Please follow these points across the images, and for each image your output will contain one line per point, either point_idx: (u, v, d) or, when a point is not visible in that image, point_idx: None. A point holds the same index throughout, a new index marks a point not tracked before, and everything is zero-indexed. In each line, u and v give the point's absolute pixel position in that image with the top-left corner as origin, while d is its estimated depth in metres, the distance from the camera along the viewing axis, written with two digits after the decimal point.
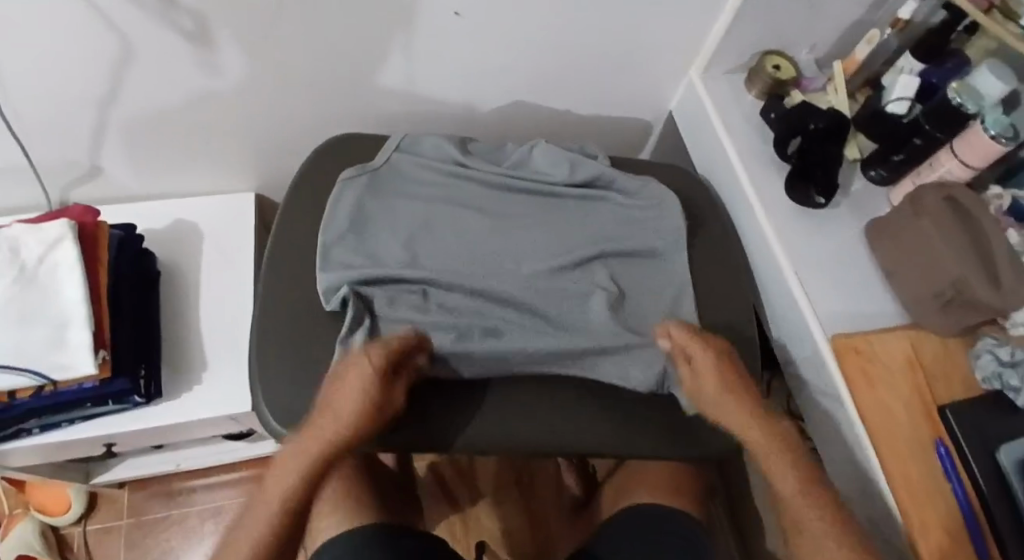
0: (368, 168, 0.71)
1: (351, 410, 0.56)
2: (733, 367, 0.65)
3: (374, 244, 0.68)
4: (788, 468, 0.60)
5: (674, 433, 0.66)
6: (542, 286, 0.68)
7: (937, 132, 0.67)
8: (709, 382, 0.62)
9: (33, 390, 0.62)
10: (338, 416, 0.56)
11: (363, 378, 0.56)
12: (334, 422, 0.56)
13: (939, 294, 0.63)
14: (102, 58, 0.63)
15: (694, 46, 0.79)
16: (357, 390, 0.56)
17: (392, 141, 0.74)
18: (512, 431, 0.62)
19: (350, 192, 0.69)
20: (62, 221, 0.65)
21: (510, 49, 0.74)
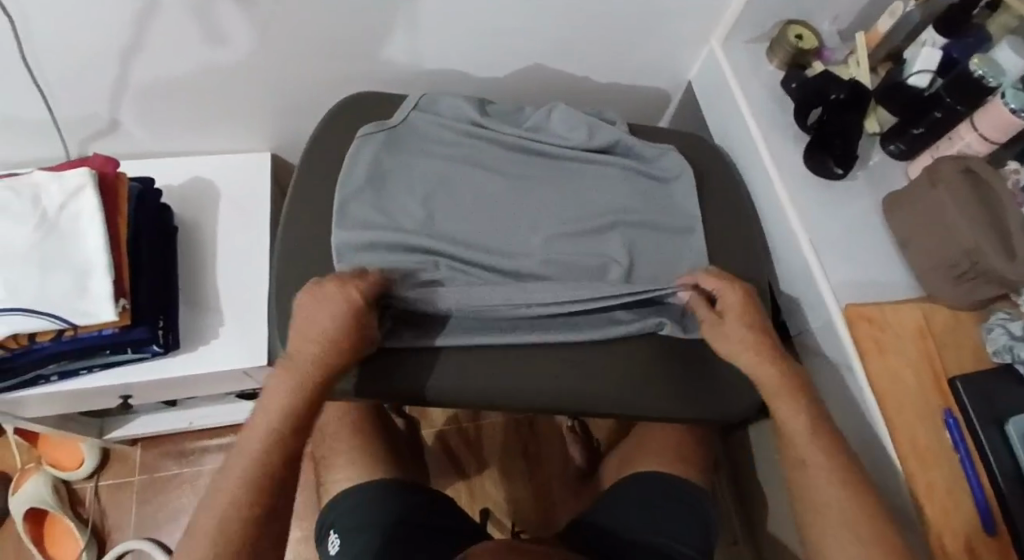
0: (388, 127, 0.71)
1: (326, 338, 0.56)
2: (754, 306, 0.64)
3: (392, 202, 0.68)
4: (798, 411, 0.61)
5: (697, 392, 0.65)
6: (556, 250, 0.68)
7: (959, 104, 0.67)
8: (732, 316, 0.63)
9: (54, 334, 0.63)
10: (311, 345, 0.56)
11: (337, 301, 0.56)
12: (310, 356, 0.56)
13: (954, 265, 0.63)
14: (125, 12, 0.62)
15: (716, 14, 0.79)
16: (328, 318, 0.56)
17: (410, 101, 0.74)
18: (536, 388, 0.63)
19: (367, 148, 0.70)
20: (84, 170, 0.65)
21: (531, 13, 0.74)
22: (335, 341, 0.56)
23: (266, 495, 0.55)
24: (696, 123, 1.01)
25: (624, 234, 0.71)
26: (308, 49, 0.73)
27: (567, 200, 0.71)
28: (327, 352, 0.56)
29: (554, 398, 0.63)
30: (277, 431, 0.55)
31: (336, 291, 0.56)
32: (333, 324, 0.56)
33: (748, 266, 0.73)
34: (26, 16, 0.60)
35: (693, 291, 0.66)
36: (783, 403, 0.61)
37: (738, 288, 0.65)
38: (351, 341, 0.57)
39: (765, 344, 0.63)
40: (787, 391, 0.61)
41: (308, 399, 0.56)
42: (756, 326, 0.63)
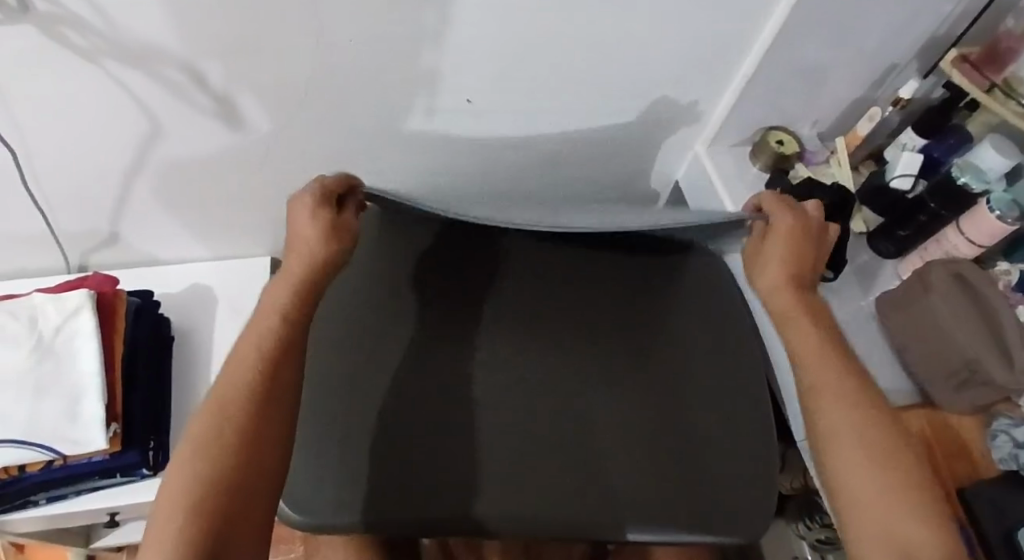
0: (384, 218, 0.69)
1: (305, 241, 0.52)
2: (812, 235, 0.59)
3: (367, 278, 0.64)
4: (815, 331, 0.56)
5: (755, 500, 0.58)
6: (558, 334, 0.65)
7: (943, 209, 0.69)
8: (775, 238, 0.59)
9: (42, 464, 0.62)
10: (292, 255, 0.52)
11: (303, 206, 0.52)
12: (286, 274, 0.52)
13: (953, 375, 0.63)
14: (127, 136, 0.65)
15: (701, 121, 0.82)
16: (303, 224, 0.52)
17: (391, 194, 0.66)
18: (577, 493, 0.55)
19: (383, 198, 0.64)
20: (83, 293, 0.66)
21: (521, 131, 0.77)
22: (313, 253, 0.52)
23: (246, 436, 0.44)
24: None
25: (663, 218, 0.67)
26: (306, 165, 0.76)
27: (570, 284, 0.69)
28: (317, 249, 0.52)
29: (562, 500, 0.55)
30: (265, 353, 0.48)
31: (302, 195, 0.53)
32: (307, 230, 0.52)
33: None
34: (25, 141, 0.62)
35: (760, 222, 0.62)
36: (799, 324, 0.56)
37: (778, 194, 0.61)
38: (333, 241, 0.53)
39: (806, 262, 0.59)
40: (801, 310, 0.57)
41: (291, 320, 0.50)
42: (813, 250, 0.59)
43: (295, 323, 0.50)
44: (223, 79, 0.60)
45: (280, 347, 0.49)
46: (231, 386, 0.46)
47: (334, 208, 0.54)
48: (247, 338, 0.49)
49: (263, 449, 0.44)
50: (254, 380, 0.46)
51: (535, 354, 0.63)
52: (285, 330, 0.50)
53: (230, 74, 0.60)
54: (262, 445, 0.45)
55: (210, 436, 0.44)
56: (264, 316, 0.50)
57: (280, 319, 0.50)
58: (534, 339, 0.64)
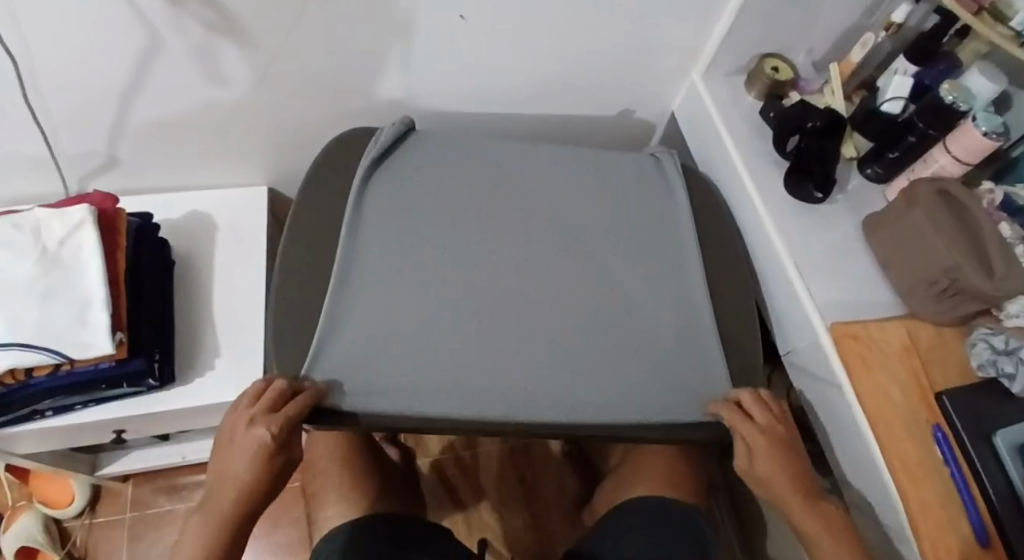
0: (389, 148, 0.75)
1: (241, 477, 0.57)
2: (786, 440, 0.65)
3: (370, 206, 0.71)
4: (813, 517, 0.61)
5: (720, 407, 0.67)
6: (534, 255, 0.72)
7: (930, 129, 0.70)
8: (761, 454, 0.63)
9: (50, 369, 0.63)
10: (229, 487, 0.57)
11: (245, 440, 0.57)
12: (221, 501, 0.57)
13: (933, 283, 0.65)
14: (126, 52, 0.65)
15: (696, 48, 0.83)
16: (241, 457, 0.57)
17: (378, 151, 0.74)
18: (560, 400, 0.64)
19: (378, 162, 0.74)
20: (84, 208, 0.66)
21: (515, 52, 0.77)
22: (242, 489, 0.57)
23: None
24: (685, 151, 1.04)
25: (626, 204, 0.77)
26: (301, 87, 0.76)
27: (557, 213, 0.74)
28: (248, 489, 0.57)
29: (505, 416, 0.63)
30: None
31: (247, 427, 0.57)
32: (244, 460, 0.57)
33: (737, 294, 0.75)
34: (27, 57, 0.62)
35: (723, 407, 0.65)
36: (808, 520, 0.61)
37: (761, 399, 0.66)
38: (261, 488, 0.58)
39: (788, 473, 0.63)
40: (798, 502, 0.62)
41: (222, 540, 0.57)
42: (791, 460, 0.64)
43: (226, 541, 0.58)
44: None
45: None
46: None
47: (276, 443, 0.58)
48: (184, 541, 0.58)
49: None
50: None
51: (503, 270, 0.70)
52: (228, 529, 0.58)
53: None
54: None
55: None
56: (210, 515, 0.57)
57: (220, 533, 0.57)
58: (506, 252, 0.71)
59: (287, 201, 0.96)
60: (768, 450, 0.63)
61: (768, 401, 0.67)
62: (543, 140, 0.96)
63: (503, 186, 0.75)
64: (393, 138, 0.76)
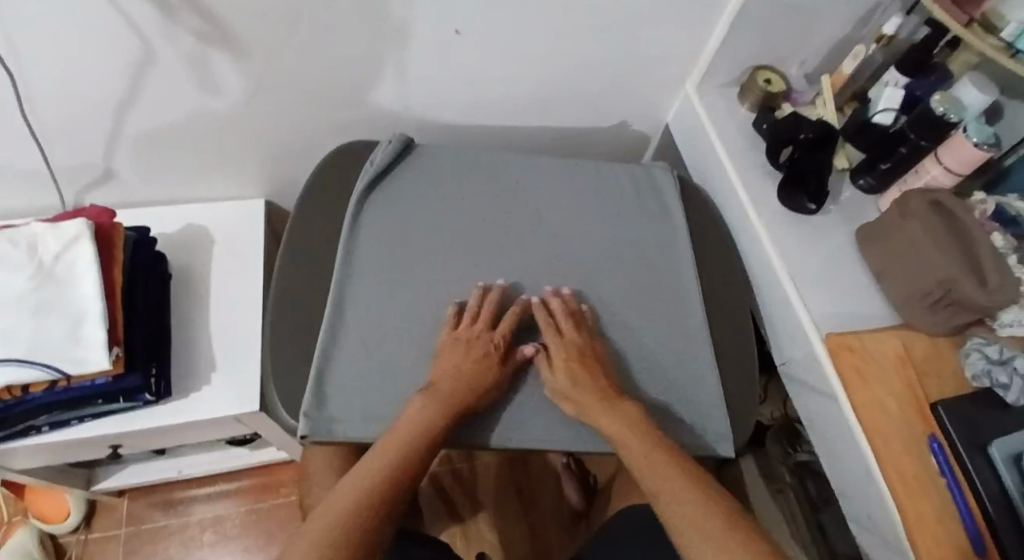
0: (388, 166, 0.75)
1: (471, 370, 0.61)
2: (593, 371, 0.63)
3: (366, 230, 0.71)
4: (656, 456, 0.56)
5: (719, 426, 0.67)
6: (529, 277, 0.72)
7: (922, 141, 0.70)
8: (578, 385, 0.62)
9: (45, 386, 0.63)
10: (464, 367, 0.61)
11: (471, 341, 0.63)
12: (435, 396, 0.59)
13: (928, 294, 0.65)
14: (123, 66, 0.65)
15: (689, 61, 0.84)
16: (457, 354, 0.62)
17: (372, 168, 0.74)
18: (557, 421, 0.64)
19: (372, 180, 0.73)
20: (82, 221, 0.66)
21: (510, 65, 0.78)
22: (467, 382, 0.60)
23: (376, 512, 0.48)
24: (680, 162, 1.04)
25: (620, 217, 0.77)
26: (297, 101, 0.76)
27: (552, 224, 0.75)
28: (471, 384, 0.61)
29: (499, 439, 0.63)
30: (408, 445, 0.54)
31: (484, 330, 0.64)
32: (462, 354, 0.62)
33: (732, 307, 0.76)
34: (24, 70, 0.62)
35: (533, 356, 0.65)
36: (630, 448, 0.57)
37: (553, 323, 0.66)
38: (479, 387, 0.61)
39: (586, 382, 0.62)
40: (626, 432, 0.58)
41: (431, 432, 0.56)
42: (584, 364, 0.63)
43: (425, 440, 0.55)
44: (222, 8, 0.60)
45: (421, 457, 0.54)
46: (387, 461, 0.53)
47: (487, 325, 0.65)
48: (388, 436, 0.56)
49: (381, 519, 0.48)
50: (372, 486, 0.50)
51: (499, 291, 0.70)
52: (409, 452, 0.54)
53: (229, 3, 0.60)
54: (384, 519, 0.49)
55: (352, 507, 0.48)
56: (436, 402, 0.58)
57: (425, 427, 0.56)
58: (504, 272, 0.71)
59: (283, 214, 0.96)
60: (590, 386, 0.62)
61: (567, 310, 0.68)
62: (538, 153, 0.97)
63: (498, 198, 0.76)
64: (390, 156, 0.75)
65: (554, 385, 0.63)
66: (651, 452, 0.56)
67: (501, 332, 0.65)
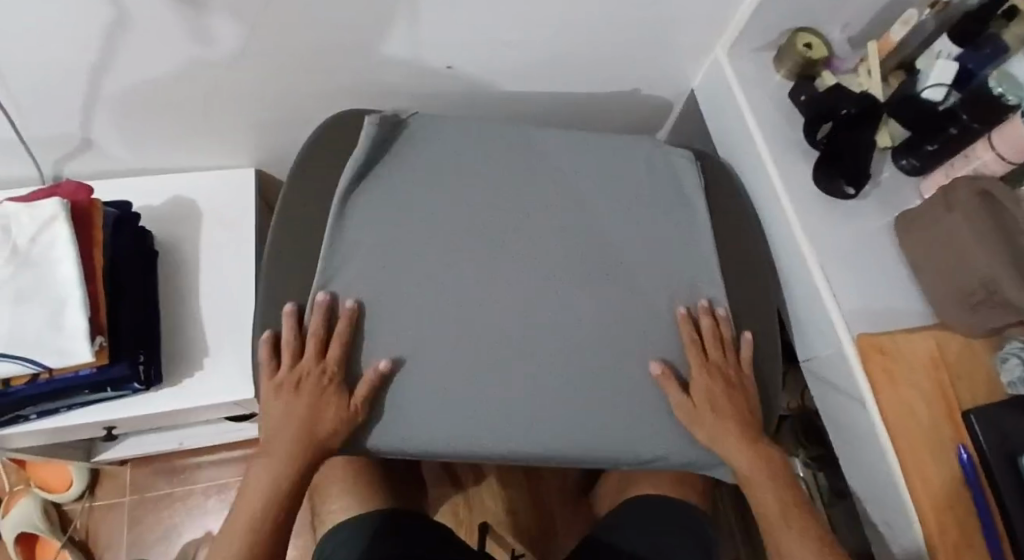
0: (380, 144, 0.67)
1: (300, 414, 0.58)
2: (738, 394, 0.65)
3: (353, 223, 0.64)
4: (774, 497, 0.62)
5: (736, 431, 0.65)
6: (542, 264, 0.66)
7: (974, 122, 0.64)
8: (727, 415, 0.63)
9: (28, 378, 0.60)
10: (325, 411, 0.58)
11: (303, 382, 0.59)
12: (275, 438, 0.58)
13: (969, 294, 0.61)
14: (92, 33, 0.58)
15: (721, 22, 0.75)
16: (310, 397, 0.58)
17: (356, 160, 0.65)
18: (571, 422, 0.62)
19: (355, 176, 0.65)
20: (55, 202, 0.61)
21: (524, 29, 0.70)
22: (288, 428, 0.58)
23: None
24: (702, 129, 0.98)
25: (642, 198, 0.71)
26: (288, 66, 0.69)
27: (567, 205, 0.69)
28: (329, 425, 0.58)
29: (507, 440, 0.60)
30: (277, 491, 0.57)
31: (315, 365, 0.59)
32: (302, 397, 0.59)
33: (755, 298, 0.72)
34: None
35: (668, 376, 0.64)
36: (762, 488, 0.62)
37: (717, 339, 0.66)
38: (329, 425, 0.58)
39: (727, 408, 0.63)
40: (761, 472, 0.62)
41: (292, 474, 0.58)
42: (723, 386, 0.64)
43: (294, 482, 0.58)
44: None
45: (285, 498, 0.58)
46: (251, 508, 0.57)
47: (318, 352, 0.60)
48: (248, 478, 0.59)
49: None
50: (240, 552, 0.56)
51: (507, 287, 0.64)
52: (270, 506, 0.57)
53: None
54: None
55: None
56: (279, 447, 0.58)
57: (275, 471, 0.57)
58: (510, 255, 0.66)
59: (278, 181, 0.90)
60: (737, 421, 0.63)
61: (705, 326, 0.67)
62: (551, 119, 0.90)
63: (510, 172, 0.69)
64: (378, 136, 0.67)
65: (683, 404, 0.63)
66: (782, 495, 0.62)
67: (332, 359, 0.59)
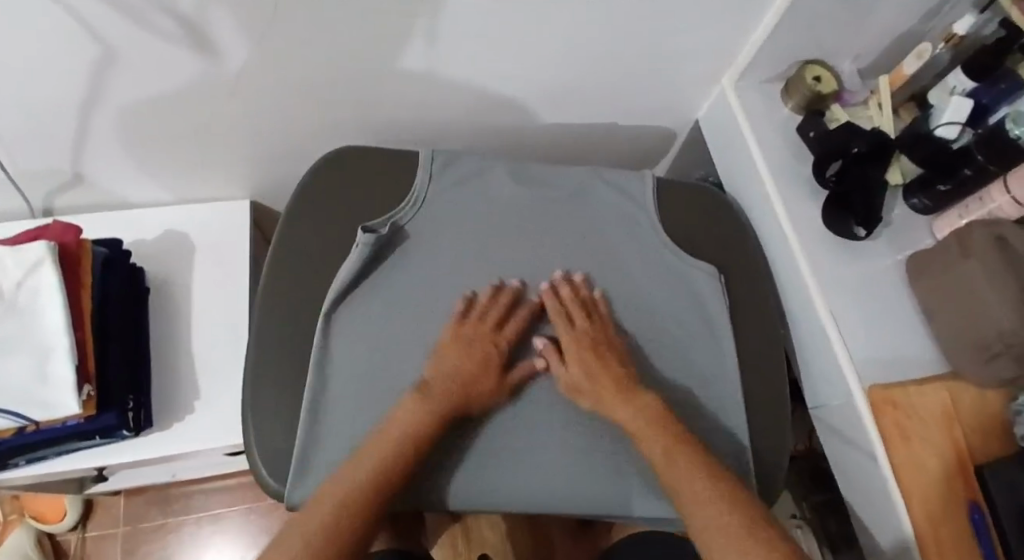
0: (377, 251, 0.63)
1: (467, 368, 0.58)
2: (607, 345, 0.61)
3: (340, 329, 0.61)
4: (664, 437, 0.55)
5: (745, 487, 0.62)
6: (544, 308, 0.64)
7: (990, 164, 0.61)
8: (574, 360, 0.59)
9: (15, 429, 0.58)
10: (461, 361, 0.58)
11: (474, 346, 0.59)
12: (425, 396, 0.56)
13: (985, 346, 0.59)
14: (75, 71, 0.56)
15: (728, 54, 0.74)
16: (466, 357, 0.59)
17: (341, 276, 0.62)
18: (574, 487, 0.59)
19: (343, 292, 0.62)
20: (43, 244, 0.59)
21: (525, 64, 0.68)
22: (453, 382, 0.57)
23: (361, 505, 0.50)
24: (706, 158, 0.95)
25: (646, 239, 0.69)
26: (283, 101, 0.67)
27: (569, 245, 0.67)
28: (471, 383, 0.58)
29: (506, 499, 0.58)
30: (399, 444, 0.53)
31: (484, 333, 0.60)
32: (466, 357, 0.59)
33: (761, 343, 0.70)
34: None
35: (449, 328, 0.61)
36: (641, 428, 0.56)
37: (582, 293, 0.64)
38: (484, 379, 0.58)
39: (597, 366, 0.59)
40: (642, 415, 0.57)
41: (427, 426, 0.54)
42: (601, 355, 0.60)
43: (422, 434, 0.54)
44: (193, 7, 0.50)
45: (415, 447, 0.54)
46: (359, 463, 0.52)
47: (491, 321, 0.61)
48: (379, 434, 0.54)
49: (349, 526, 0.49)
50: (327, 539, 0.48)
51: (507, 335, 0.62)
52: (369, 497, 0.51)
53: (204, 4, 0.50)
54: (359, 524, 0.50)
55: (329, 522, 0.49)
56: (424, 402, 0.55)
57: (430, 416, 0.55)
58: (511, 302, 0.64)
59: (273, 213, 0.88)
60: (580, 373, 0.59)
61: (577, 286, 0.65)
62: (552, 150, 0.88)
63: (510, 212, 0.67)
64: (369, 253, 0.62)
65: (552, 362, 0.61)
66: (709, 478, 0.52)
67: (508, 332, 0.61)
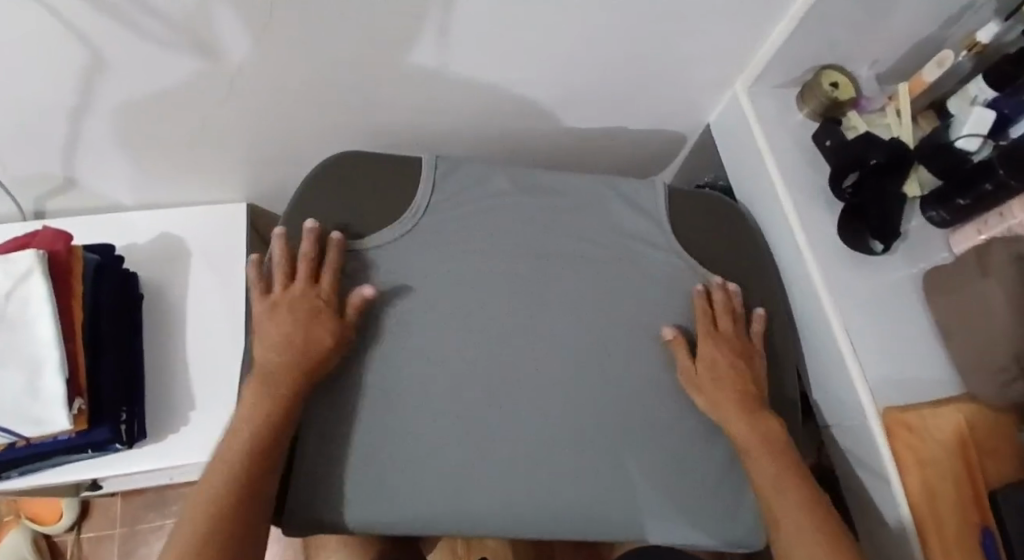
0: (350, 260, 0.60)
1: (297, 329, 0.54)
2: (744, 355, 0.63)
3: None
4: (784, 466, 0.56)
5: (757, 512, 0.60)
6: (551, 322, 0.62)
7: (1011, 179, 0.58)
8: (706, 368, 0.60)
9: (6, 443, 0.57)
10: (298, 322, 0.54)
11: (304, 303, 0.55)
12: (271, 362, 0.53)
13: (1002, 368, 0.57)
14: (61, 76, 0.53)
15: (742, 58, 0.71)
16: (303, 316, 0.55)
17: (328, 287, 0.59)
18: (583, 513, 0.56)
19: None
20: (31, 253, 0.57)
21: (531, 67, 0.65)
22: (296, 341, 0.53)
23: (250, 484, 0.49)
24: (717, 161, 0.93)
25: (656, 251, 0.67)
26: (280, 104, 0.64)
27: (577, 256, 0.65)
28: (313, 339, 0.54)
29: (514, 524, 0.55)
30: (267, 414, 0.51)
31: (307, 290, 0.56)
32: (294, 317, 0.55)
33: (773, 359, 0.68)
34: None
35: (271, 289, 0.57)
36: (759, 454, 0.57)
37: (727, 299, 0.65)
38: (320, 329, 0.54)
39: (729, 376, 0.60)
40: (767, 443, 0.57)
41: (280, 392, 0.52)
42: (734, 369, 0.61)
43: (284, 401, 0.52)
44: (188, 11, 0.48)
45: (273, 414, 0.51)
46: (236, 442, 0.50)
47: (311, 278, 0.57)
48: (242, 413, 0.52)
49: (240, 510, 0.48)
50: (213, 525, 0.47)
51: (512, 351, 0.60)
52: (245, 477, 0.49)
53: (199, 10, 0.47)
54: (250, 505, 0.49)
55: (217, 512, 0.47)
56: (275, 370, 0.52)
57: (278, 384, 0.52)
58: (516, 316, 0.62)
59: (271, 214, 0.86)
60: (719, 378, 0.60)
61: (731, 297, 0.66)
62: (558, 153, 0.86)
63: (516, 221, 0.65)
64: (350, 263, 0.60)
65: (685, 362, 0.61)
66: (808, 502, 0.54)
67: (324, 283, 0.57)
